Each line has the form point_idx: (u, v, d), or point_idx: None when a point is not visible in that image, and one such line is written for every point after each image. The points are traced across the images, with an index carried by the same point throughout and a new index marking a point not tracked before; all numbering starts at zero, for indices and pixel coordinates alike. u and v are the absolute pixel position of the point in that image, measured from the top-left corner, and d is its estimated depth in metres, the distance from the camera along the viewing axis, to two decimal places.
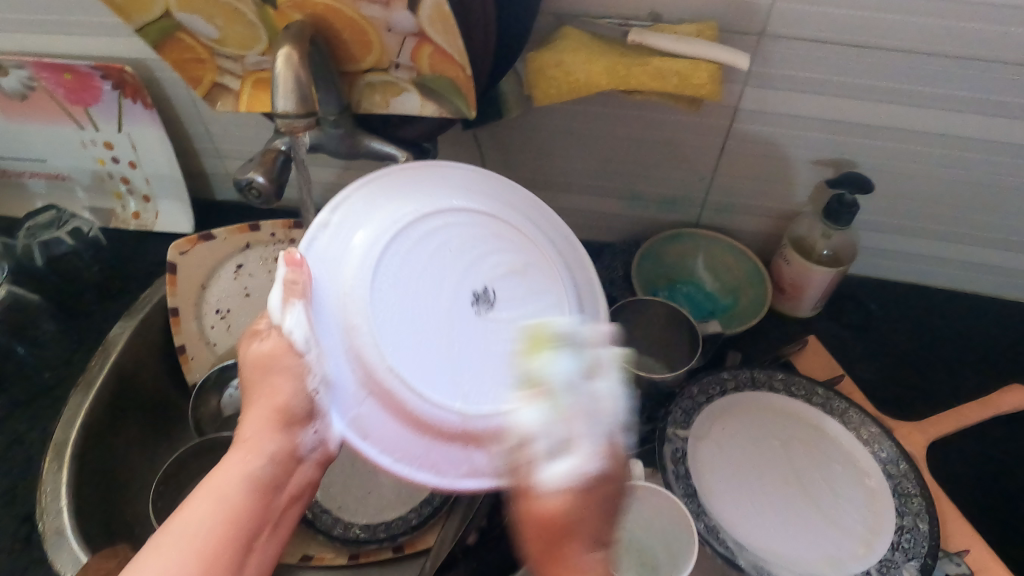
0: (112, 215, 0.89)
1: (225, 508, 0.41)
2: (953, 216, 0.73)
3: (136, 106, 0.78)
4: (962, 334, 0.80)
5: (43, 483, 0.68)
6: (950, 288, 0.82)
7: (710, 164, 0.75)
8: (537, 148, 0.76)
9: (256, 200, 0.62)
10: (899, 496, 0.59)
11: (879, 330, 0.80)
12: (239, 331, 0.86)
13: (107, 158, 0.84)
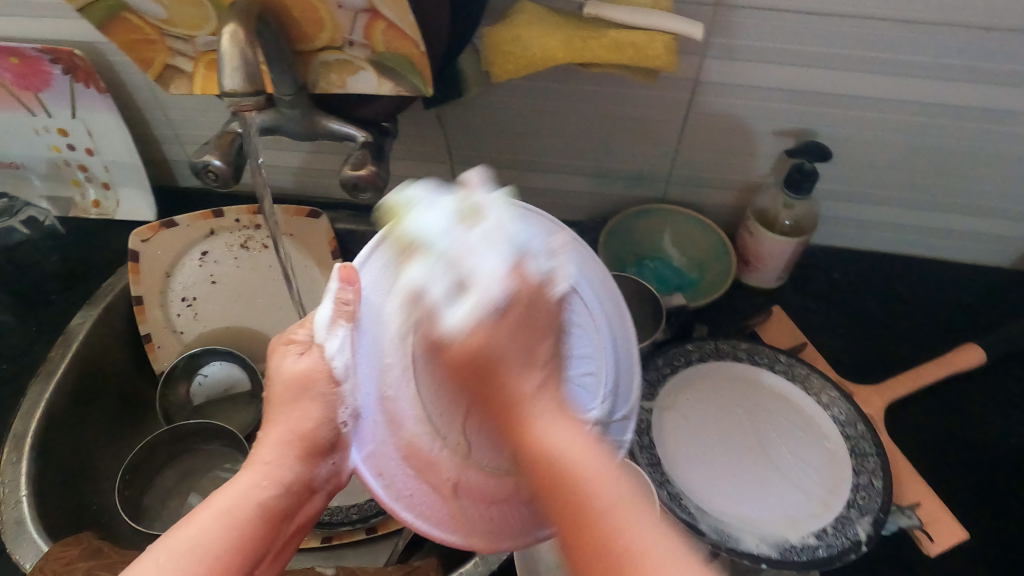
0: (71, 203, 0.87)
1: (232, 524, 0.40)
2: (911, 183, 0.74)
3: (89, 91, 0.76)
4: (924, 303, 0.81)
5: (3, 474, 0.68)
6: (914, 257, 0.83)
7: (673, 139, 0.75)
8: (501, 127, 0.76)
9: (213, 184, 0.62)
10: (855, 457, 0.60)
11: (842, 300, 0.81)
12: (207, 318, 0.85)
13: (63, 145, 0.82)
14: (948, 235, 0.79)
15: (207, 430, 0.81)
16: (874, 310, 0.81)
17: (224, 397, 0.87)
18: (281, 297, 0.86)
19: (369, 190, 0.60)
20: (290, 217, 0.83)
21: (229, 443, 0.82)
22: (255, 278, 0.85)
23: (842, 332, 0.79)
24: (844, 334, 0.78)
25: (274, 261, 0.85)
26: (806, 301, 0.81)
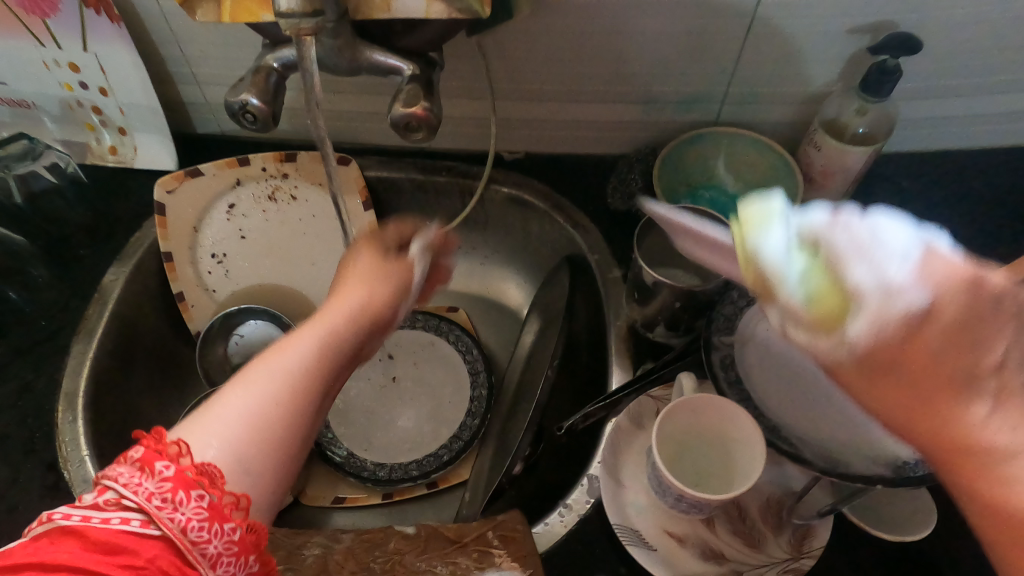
0: (86, 148, 0.83)
1: (329, 351, 0.43)
2: (985, 74, 0.70)
3: (100, 19, 0.71)
4: (995, 214, 0.78)
5: (60, 435, 0.66)
6: (976, 156, 0.80)
7: (734, 54, 0.69)
8: (545, 51, 0.69)
9: (253, 127, 0.57)
10: None
11: (907, 209, 0.78)
12: (239, 276, 0.81)
13: (75, 84, 0.77)
14: (1013, 119, 0.77)
15: None
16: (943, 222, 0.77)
17: None
18: (315, 252, 0.81)
19: (421, 131, 0.54)
20: (318, 164, 0.77)
21: None
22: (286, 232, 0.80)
23: None
24: None
25: (305, 212, 0.80)
26: None
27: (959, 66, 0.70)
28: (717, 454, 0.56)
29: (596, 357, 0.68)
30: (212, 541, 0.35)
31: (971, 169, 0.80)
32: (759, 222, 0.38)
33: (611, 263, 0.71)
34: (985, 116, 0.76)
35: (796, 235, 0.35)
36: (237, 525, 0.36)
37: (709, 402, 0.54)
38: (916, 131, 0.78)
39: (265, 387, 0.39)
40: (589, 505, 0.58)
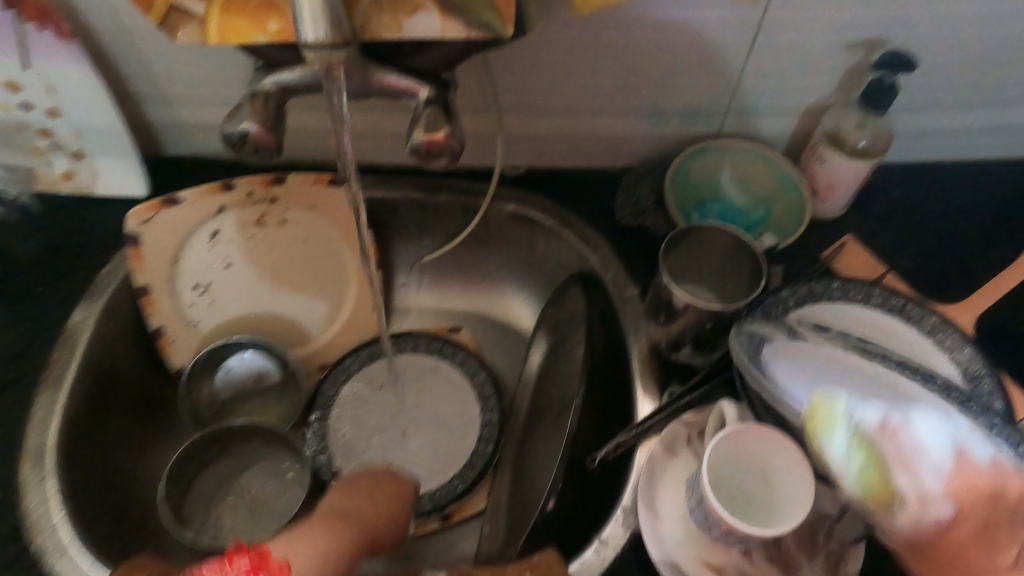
0: (34, 174, 0.75)
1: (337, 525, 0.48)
2: (978, 82, 0.71)
3: (42, 34, 0.63)
4: (995, 212, 0.78)
5: (28, 497, 0.59)
6: (965, 162, 0.81)
7: (738, 65, 0.67)
8: (548, 68, 0.66)
9: (253, 157, 0.51)
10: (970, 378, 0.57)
11: (907, 219, 0.78)
12: (225, 306, 0.75)
13: (14, 105, 0.69)
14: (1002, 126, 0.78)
15: (249, 429, 0.72)
16: (945, 225, 0.77)
17: (255, 389, 0.78)
18: (309, 278, 0.77)
19: (442, 156, 0.50)
20: (310, 187, 0.72)
21: (270, 439, 0.73)
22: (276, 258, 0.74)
23: (917, 253, 0.75)
24: (919, 255, 0.75)
25: (296, 237, 0.75)
26: (870, 225, 0.77)
27: (955, 74, 0.70)
28: (756, 478, 0.53)
29: (616, 383, 0.65)
30: None
31: (966, 172, 0.81)
32: (824, 424, 0.48)
33: (627, 280, 0.69)
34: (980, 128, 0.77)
35: (837, 403, 0.48)
36: None
37: (754, 433, 0.51)
38: (909, 141, 0.79)
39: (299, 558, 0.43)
40: (623, 538, 0.57)
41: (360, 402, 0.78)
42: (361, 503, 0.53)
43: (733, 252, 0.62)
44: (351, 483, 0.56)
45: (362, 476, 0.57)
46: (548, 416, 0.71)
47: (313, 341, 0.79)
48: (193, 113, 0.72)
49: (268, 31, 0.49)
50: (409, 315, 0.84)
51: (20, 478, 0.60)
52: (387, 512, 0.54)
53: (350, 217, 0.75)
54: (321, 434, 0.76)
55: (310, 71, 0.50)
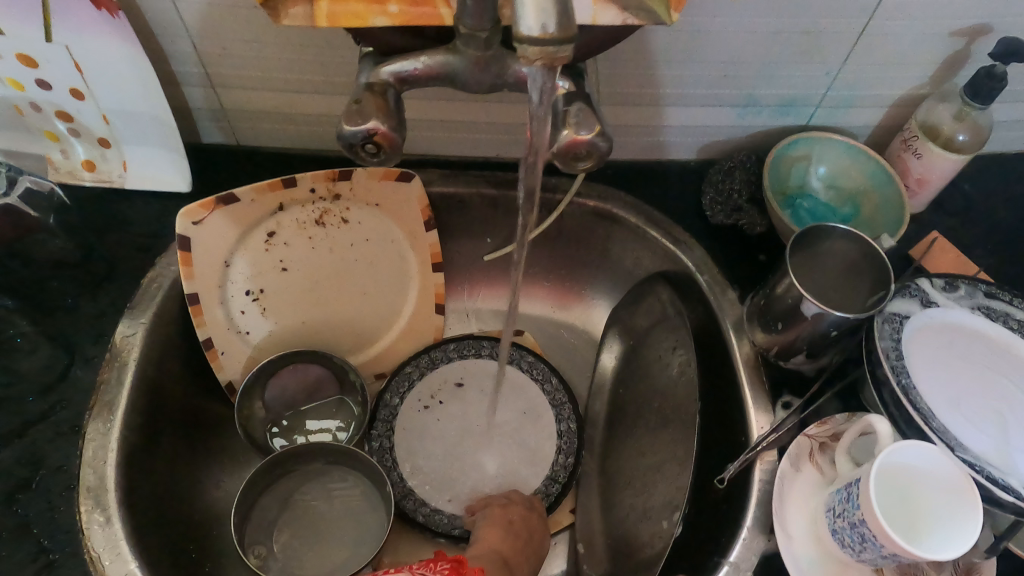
0: (46, 164, 0.66)
1: (500, 540, 0.59)
2: None
3: (78, 3, 0.55)
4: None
5: (90, 541, 0.53)
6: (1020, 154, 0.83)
7: (842, 53, 0.64)
8: (648, 55, 0.61)
9: (372, 158, 0.45)
10: None
11: (976, 211, 0.78)
12: (276, 315, 0.68)
13: (28, 82, 0.61)
14: None
15: (312, 449, 0.65)
16: (1001, 223, 0.78)
17: (308, 403, 0.71)
18: (369, 280, 0.70)
19: (586, 159, 0.45)
20: (376, 182, 0.65)
21: (335, 460, 0.66)
22: (337, 262, 0.68)
23: (989, 247, 0.76)
24: (990, 249, 0.76)
25: (356, 237, 0.68)
26: (941, 218, 0.77)
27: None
28: (893, 502, 0.49)
29: (720, 390, 0.62)
30: None
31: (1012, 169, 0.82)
32: None
33: (725, 283, 0.65)
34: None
35: None
36: None
37: (911, 446, 0.49)
38: None
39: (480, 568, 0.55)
40: (755, 561, 0.53)
41: (426, 411, 0.72)
42: (510, 542, 0.60)
43: (857, 258, 0.60)
44: (494, 515, 0.62)
45: (508, 504, 0.64)
46: (643, 428, 0.67)
47: (370, 348, 0.73)
48: (244, 96, 0.65)
49: (390, 12, 0.43)
50: (468, 319, 0.78)
51: (80, 523, 0.53)
52: (528, 544, 0.61)
53: (415, 215, 0.68)
54: (387, 450, 0.69)
55: (436, 57, 0.43)
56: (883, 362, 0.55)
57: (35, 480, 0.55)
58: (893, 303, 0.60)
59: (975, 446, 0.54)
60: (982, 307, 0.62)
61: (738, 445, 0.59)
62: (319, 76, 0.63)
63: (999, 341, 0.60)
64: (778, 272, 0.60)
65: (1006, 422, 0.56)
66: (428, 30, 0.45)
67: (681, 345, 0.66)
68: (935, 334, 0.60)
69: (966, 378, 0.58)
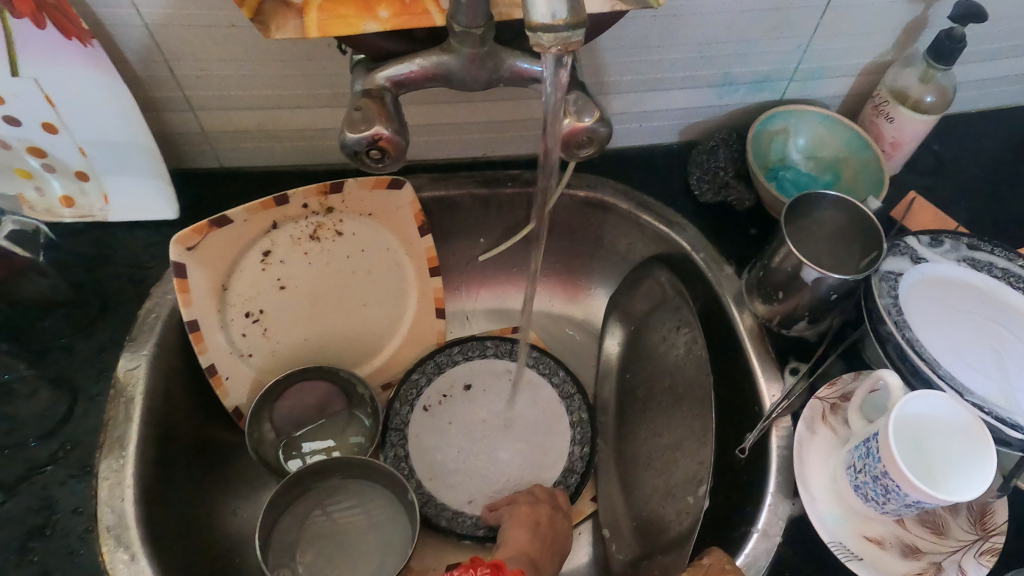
0: (20, 202, 0.65)
1: (528, 541, 0.59)
2: (1000, 34, 0.75)
3: (44, 34, 0.53)
4: (1008, 162, 0.84)
5: None
6: (972, 111, 0.87)
7: (812, 25, 0.66)
8: (628, 43, 0.62)
9: (375, 164, 0.45)
10: None
11: (940, 169, 0.82)
12: (278, 334, 0.67)
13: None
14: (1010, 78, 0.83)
15: (330, 465, 0.64)
16: (969, 177, 0.82)
17: (317, 421, 0.70)
18: (368, 290, 0.70)
19: (589, 146, 0.45)
20: (367, 191, 0.65)
21: (352, 474, 0.66)
22: (334, 275, 0.67)
23: (958, 200, 0.80)
24: (960, 201, 0.80)
25: (352, 249, 0.67)
26: (911, 178, 0.81)
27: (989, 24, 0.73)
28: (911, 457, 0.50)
29: (728, 364, 0.64)
30: None
31: (970, 126, 0.86)
32: None
33: (721, 259, 0.66)
34: (986, 79, 0.82)
35: None
36: None
37: (922, 397, 0.51)
38: None
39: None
40: (783, 525, 0.55)
41: (439, 415, 0.71)
42: (536, 542, 0.60)
43: (847, 223, 0.61)
44: (520, 513, 0.62)
45: (534, 502, 0.64)
46: (655, 409, 0.68)
47: (374, 359, 0.73)
48: (225, 116, 0.64)
49: (381, 18, 0.43)
50: (467, 321, 0.79)
51: (104, 564, 0.52)
52: (553, 543, 0.61)
53: (409, 221, 0.68)
54: (403, 458, 0.69)
55: (432, 58, 0.43)
56: (886, 320, 0.57)
57: (50, 525, 0.54)
58: (887, 262, 0.62)
59: (981, 392, 0.55)
60: (967, 259, 0.64)
61: (753, 414, 0.60)
62: (301, 90, 0.62)
63: (987, 294, 0.63)
64: (775, 243, 0.61)
65: (1004, 367, 0.58)
66: (418, 32, 0.45)
67: (685, 324, 0.67)
68: (929, 289, 0.62)
69: (963, 328, 0.60)
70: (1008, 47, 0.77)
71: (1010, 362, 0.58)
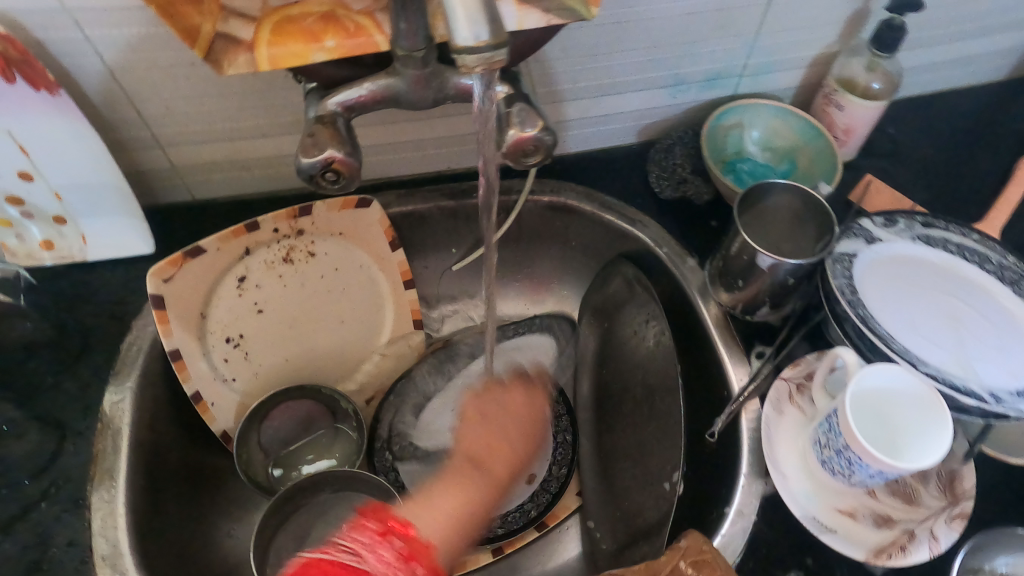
0: (3, 250, 0.66)
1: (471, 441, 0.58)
2: (939, 20, 0.78)
3: (15, 88, 0.55)
4: (961, 140, 0.86)
5: None
6: (923, 94, 0.90)
7: (754, 22, 0.68)
8: (576, 51, 0.65)
9: (332, 186, 0.47)
10: (1009, 285, 0.64)
11: (897, 151, 0.85)
12: (260, 357, 0.69)
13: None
14: (957, 60, 0.86)
15: (318, 479, 0.66)
16: (923, 156, 0.84)
17: (304, 439, 0.72)
18: (346, 307, 0.71)
19: (535, 154, 0.47)
20: (335, 212, 0.67)
21: (342, 487, 0.68)
22: (310, 295, 0.69)
23: (916, 181, 0.82)
24: (917, 181, 0.82)
25: (325, 268, 0.69)
26: (867, 161, 0.83)
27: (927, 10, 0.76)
28: (871, 426, 0.53)
29: (697, 353, 0.66)
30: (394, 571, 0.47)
31: (922, 108, 0.89)
32: None
33: (683, 252, 0.69)
34: (933, 63, 0.85)
35: None
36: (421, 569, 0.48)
37: (878, 371, 0.53)
38: None
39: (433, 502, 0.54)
40: (757, 503, 0.57)
41: (427, 423, 0.73)
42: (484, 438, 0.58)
43: (800, 207, 0.64)
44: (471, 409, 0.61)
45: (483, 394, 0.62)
46: (626, 404, 0.70)
47: (358, 374, 0.75)
48: (195, 151, 0.67)
49: (328, 47, 0.45)
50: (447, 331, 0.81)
51: None
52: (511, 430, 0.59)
53: (380, 236, 0.70)
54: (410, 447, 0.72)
55: (379, 81, 0.45)
56: (840, 300, 0.59)
57: (45, 560, 0.55)
58: (842, 243, 0.64)
59: (935, 365, 0.57)
60: (922, 237, 0.67)
61: (721, 399, 0.62)
62: (265, 120, 0.64)
63: (941, 272, 0.65)
64: (731, 233, 0.63)
65: (959, 342, 0.60)
66: (367, 58, 0.48)
67: (654, 318, 0.69)
68: (885, 267, 0.64)
69: (919, 305, 0.62)
70: (950, 30, 0.80)
71: (966, 336, 0.60)
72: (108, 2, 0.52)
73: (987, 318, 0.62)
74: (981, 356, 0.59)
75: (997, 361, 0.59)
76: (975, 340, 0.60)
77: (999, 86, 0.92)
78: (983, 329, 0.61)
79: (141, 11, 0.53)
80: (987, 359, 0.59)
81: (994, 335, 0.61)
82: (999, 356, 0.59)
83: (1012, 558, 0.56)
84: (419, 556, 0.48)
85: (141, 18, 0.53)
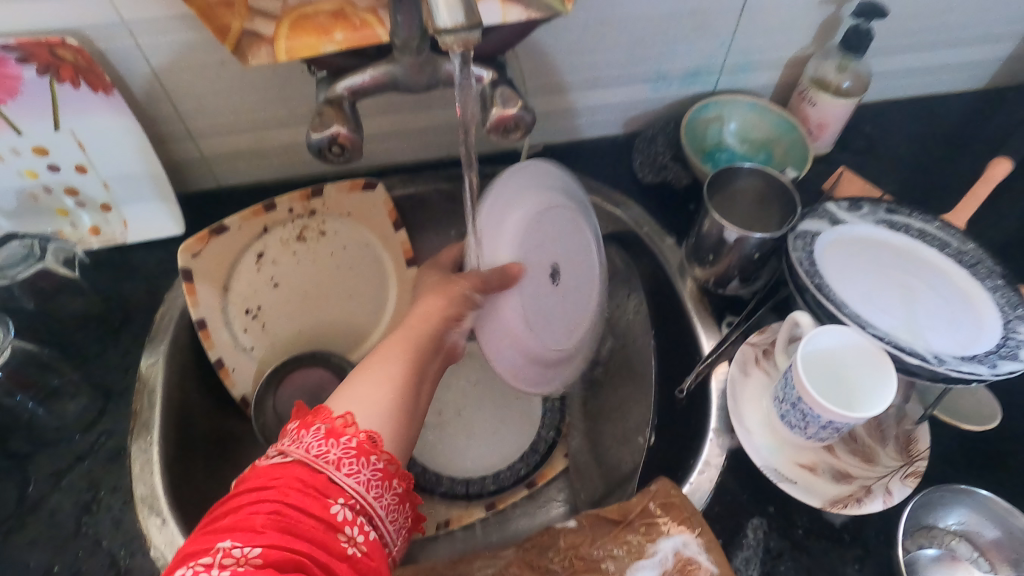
0: (59, 237, 0.73)
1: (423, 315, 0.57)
2: (909, 29, 0.84)
3: (78, 91, 0.63)
4: (934, 139, 0.92)
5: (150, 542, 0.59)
6: (900, 97, 0.96)
7: (730, 25, 0.74)
8: (564, 50, 0.71)
9: (338, 158, 0.54)
10: (968, 268, 0.69)
11: (873, 147, 0.90)
12: (275, 328, 0.75)
13: (41, 168, 0.68)
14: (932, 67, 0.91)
15: None
16: (897, 154, 0.90)
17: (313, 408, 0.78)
18: (354, 283, 0.78)
19: (515, 131, 0.54)
20: (344, 194, 0.74)
21: None
22: (322, 270, 0.76)
23: (888, 175, 0.88)
24: (890, 175, 0.88)
25: (335, 246, 0.76)
26: (842, 154, 0.89)
27: (895, 15, 0.81)
28: (820, 381, 0.59)
29: (675, 326, 0.72)
30: (330, 451, 0.45)
31: (898, 109, 0.95)
32: None
33: (662, 233, 0.75)
34: (907, 68, 0.90)
35: None
36: (351, 436, 0.46)
37: (829, 331, 0.58)
38: None
39: (369, 384, 0.50)
40: (723, 456, 0.62)
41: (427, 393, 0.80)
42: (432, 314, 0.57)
43: (764, 186, 0.70)
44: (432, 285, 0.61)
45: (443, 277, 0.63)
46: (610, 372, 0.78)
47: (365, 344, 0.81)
48: (221, 141, 0.74)
49: (337, 40, 0.52)
50: None
51: (140, 528, 0.60)
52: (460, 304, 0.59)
53: (384, 218, 0.77)
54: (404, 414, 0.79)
55: (380, 68, 0.52)
56: (799, 271, 0.64)
57: (95, 502, 0.62)
58: (807, 222, 0.70)
59: (883, 333, 0.62)
60: (884, 221, 0.72)
61: (694, 363, 0.68)
62: (282, 111, 0.72)
63: (900, 253, 0.70)
64: (702, 213, 0.69)
65: (910, 316, 0.65)
66: (369, 51, 0.54)
67: (633, 292, 0.79)
68: (845, 247, 0.69)
69: (874, 282, 0.67)
70: (922, 38, 0.86)
71: (917, 310, 0.65)
72: (155, 12, 0.59)
73: (942, 294, 0.67)
74: (928, 327, 0.64)
75: (946, 332, 0.63)
76: (926, 314, 0.65)
77: (971, 89, 0.97)
78: (936, 304, 0.66)
79: (183, 19, 0.60)
80: (935, 330, 0.63)
81: (946, 309, 0.66)
82: (947, 327, 0.64)
83: (963, 516, 0.61)
84: (347, 432, 0.46)
85: (182, 26, 0.61)
